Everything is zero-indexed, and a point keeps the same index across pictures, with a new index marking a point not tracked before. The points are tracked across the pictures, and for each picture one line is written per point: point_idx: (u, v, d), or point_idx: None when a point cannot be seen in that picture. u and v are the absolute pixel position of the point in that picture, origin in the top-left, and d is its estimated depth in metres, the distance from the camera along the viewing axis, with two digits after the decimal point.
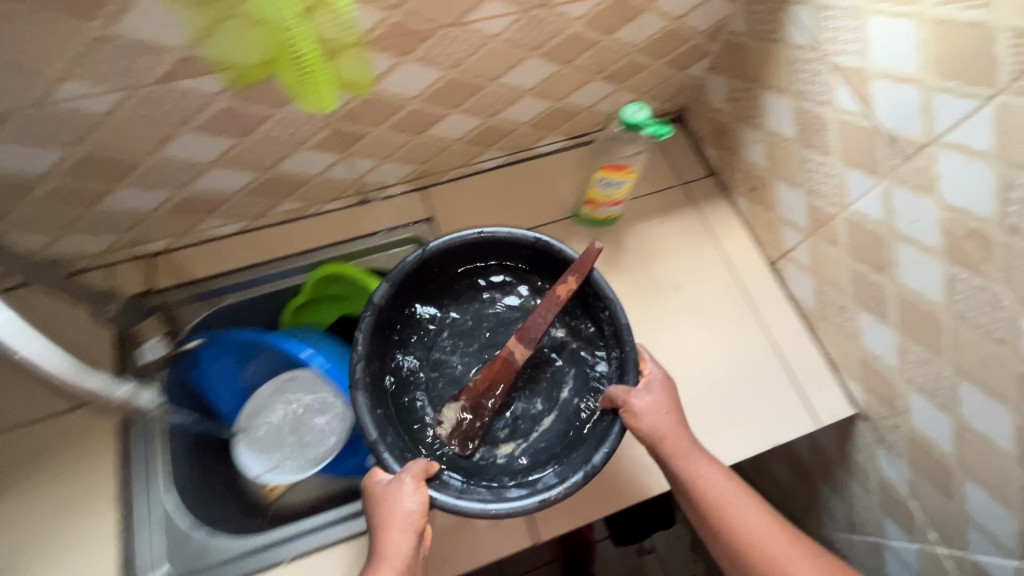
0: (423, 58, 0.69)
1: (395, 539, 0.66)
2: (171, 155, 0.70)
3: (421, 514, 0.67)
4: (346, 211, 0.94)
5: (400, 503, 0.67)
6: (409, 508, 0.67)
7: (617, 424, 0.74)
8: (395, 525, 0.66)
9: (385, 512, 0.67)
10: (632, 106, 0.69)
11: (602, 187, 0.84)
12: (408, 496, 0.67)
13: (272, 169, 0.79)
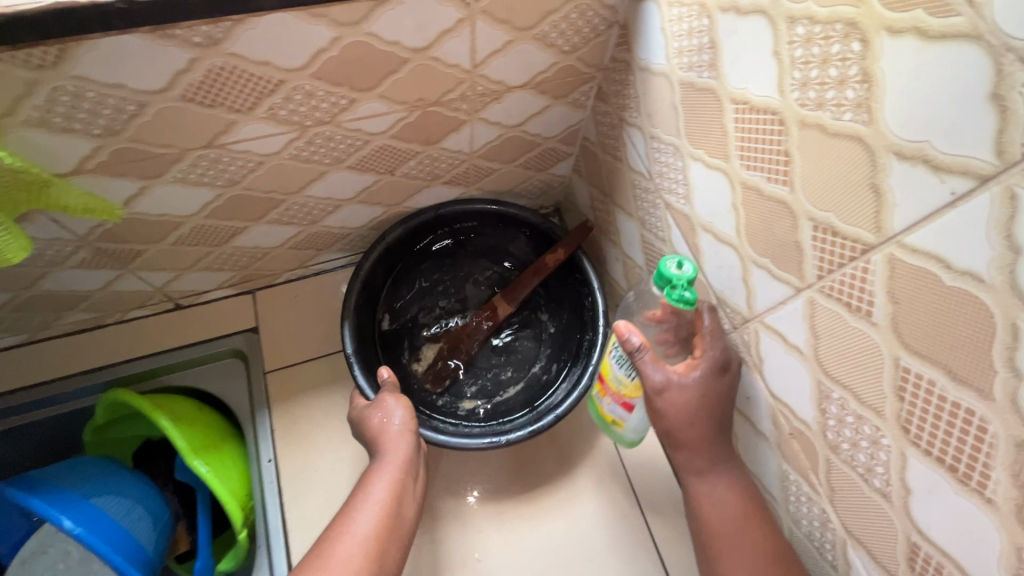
0: (180, 179, 0.58)
1: (395, 442, 0.61)
2: None
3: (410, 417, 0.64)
4: (157, 318, 0.81)
5: (391, 408, 0.64)
6: (399, 414, 0.63)
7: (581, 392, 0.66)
8: (391, 427, 0.62)
9: (377, 424, 0.63)
10: (674, 257, 0.51)
11: (615, 366, 0.58)
12: (394, 402, 0.64)
13: (29, 287, 0.67)
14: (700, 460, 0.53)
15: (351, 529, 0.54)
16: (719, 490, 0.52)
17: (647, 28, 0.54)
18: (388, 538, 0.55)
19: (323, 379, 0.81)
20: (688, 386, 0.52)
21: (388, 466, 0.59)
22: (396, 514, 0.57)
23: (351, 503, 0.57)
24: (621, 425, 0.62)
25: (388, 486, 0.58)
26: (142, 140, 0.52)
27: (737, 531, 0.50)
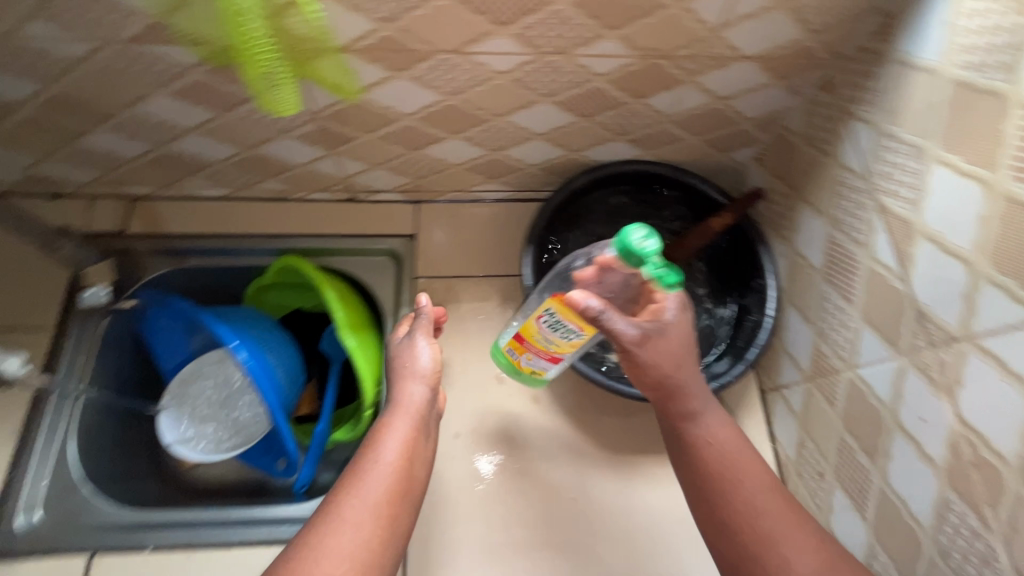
0: (417, 78, 0.63)
1: (411, 387, 0.66)
2: (149, 112, 0.68)
3: (437, 364, 0.69)
4: (333, 204, 0.90)
5: (416, 350, 0.68)
6: (425, 355, 0.68)
7: (739, 368, 0.71)
8: (409, 378, 0.67)
9: (402, 365, 0.67)
10: (644, 228, 0.52)
11: (546, 331, 0.63)
12: (422, 344, 0.69)
13: (254, 148, 0.76)
14: (696, 400, 0.59)
15: (369, 480, 0.57)
16: (718, 428, 0.59)
17: (924, 19, 0.51)
18: (404, 492, 0.58)
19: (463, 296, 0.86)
20: (676, 328, 0.59)
21: (405, 419, 0.63)
22: (410, 471, 0.60)
23: (367, 454, 0.60)
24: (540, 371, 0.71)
25: (404, 441, 0.61)
26: (408, 32, 0.56)
27: (738, 459, 0.57)
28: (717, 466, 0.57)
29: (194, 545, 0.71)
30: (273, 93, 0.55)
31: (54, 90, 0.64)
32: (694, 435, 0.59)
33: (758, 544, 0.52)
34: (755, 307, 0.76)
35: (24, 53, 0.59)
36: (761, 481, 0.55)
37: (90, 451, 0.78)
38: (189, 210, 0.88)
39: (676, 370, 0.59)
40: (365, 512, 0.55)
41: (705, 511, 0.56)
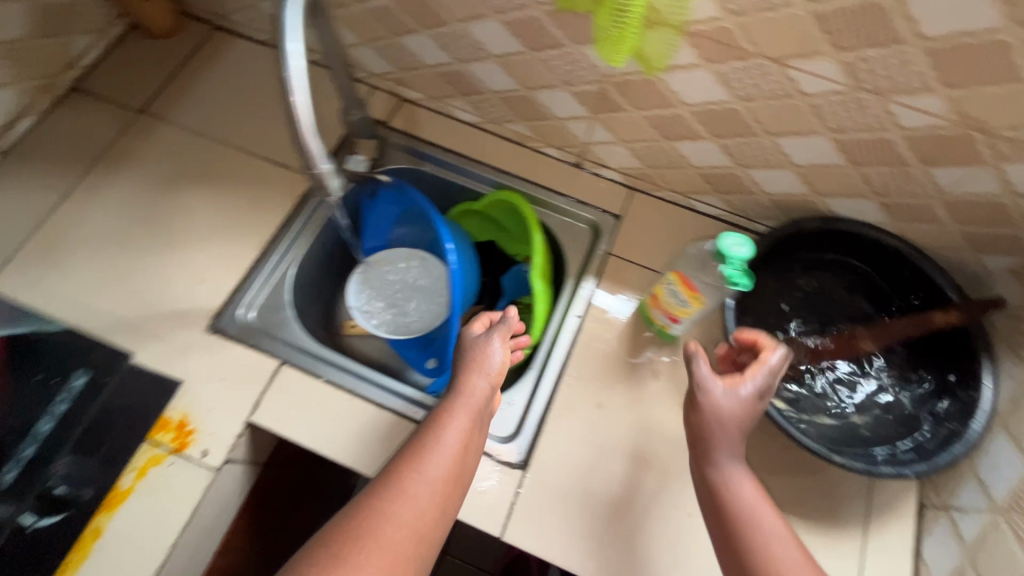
0: (722, 75, 0.67)
1: (476, 381, 0.71)
2: (471, 31, 0.78)
3: (502, 366, 0.74)
4: (558, 162, 0.96)
5: (490, 351, 0.74)
6: (497, 357, 0.74)
7: (924, 467, 0.66)
8: (478, 372, 0.71)
9: (474, 358, 0.73)
10: (733, 234, 0.60)
11: (668, 293, 0.75)
12: (496, 346, 0.74)
13: (530, 90, 0.84)
14: (724, 446, 0.63)
15: (428, 461, 0.61)
16: (740, 479, 0.62)
17: None
18: (456, 478, 0.62)
19: (645, 288, 0.88)
20: (738, 402, 0.64)
21: (468, 409, 0.68)
22: (464, 459, 0.64)
23: (428, 436, 0.64)
24: (669, 329, 0.81)
25: (464, 428, 0.66)
26: (746, 30, 0.61)
27: (757, 508, 0.59)
28: (739, 511, 0.59)
29: (348, 389, 0.80)
30: (604, 34, 0.62)
31: None
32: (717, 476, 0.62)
33: None
34: (957, 417, 0.70)
35: None
36: (779, 534, 0.58)
37: (297, 284, 0.91)
38: (442, 123, 0.98)
39: (721, 425, 0.63)
40: (424, 493, 0.59)
41: (723, 551, 0.59)
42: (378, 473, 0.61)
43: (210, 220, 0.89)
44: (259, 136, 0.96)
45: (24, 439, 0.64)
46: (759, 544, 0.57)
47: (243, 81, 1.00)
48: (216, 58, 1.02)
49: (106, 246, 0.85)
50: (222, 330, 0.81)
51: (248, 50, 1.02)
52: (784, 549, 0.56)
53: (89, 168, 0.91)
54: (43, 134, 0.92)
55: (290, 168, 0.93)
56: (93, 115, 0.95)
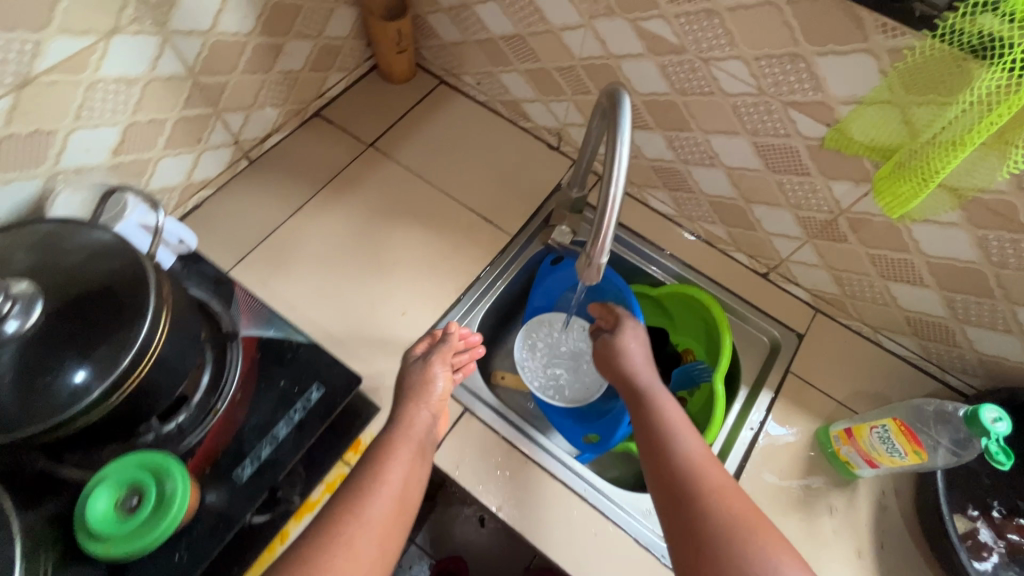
0: (983, 239, 0.68)
1: (419, 411, 0.73)
2: (712, 143, 0.83)
3: (444, 392, 0.77)
4: (744, 269, 0.98)
5: (432, 378, 0.76)
6: (438, 383, 0.77)
7: None
8: (418, 403, 0.74)
9: (416, 389, 0.76)
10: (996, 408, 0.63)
11: (875, 437, 0.74)
12: (438, 372, 0.77)
13: (748, 202, 0.87)
14: (640, 373, 0.81)
15: (371, 497, 0.62)
16: (669, 406, 0.75)
17: None
18: (400, 506, 0.64)
19: (822, 413, 0.87)
20: (636, 345, 0.84)
21: (411, 444, 0.69)
22: (410, 491, 0.66)
23: (371, 471, 0.65)
24: (857, 470, 0.79)
25: (407, 462, 0.67)
26: None
27: (676, 422, 0.73)
28: (683, 441, 0.70)
29: (524, 453, 0.83)
30: (887, 186, 0.64)
31: (671, 99, 0.82)
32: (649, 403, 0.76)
33: (669, 471, 0.67)
34: None
35: (693, 73, 0.76)
36: (683, 430, 0.72)
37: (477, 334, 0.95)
38: (637, 208, 1.02)
39: (636, 371, 0.81)
40: (366, 531, 0.60)
41: (650, 456, 0.70)
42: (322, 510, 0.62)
43: (415, 258, 0.95)
44: (467, 188, 1.03)
45: (261, 441, 0.67)
46: (669, 437, 0.71)
47: (461, 134, 1.09)
48: (440, 109, 1.11)
49: (327, 262, 0.93)
50: None
51: (469, 107, 1.11)
52: (695, 448, 0.69)
53: (320, 188, 1.00)
54: (286, 150, 1.03)
55: (493, 224, 1.00)
56: (330, 141, 1.05)
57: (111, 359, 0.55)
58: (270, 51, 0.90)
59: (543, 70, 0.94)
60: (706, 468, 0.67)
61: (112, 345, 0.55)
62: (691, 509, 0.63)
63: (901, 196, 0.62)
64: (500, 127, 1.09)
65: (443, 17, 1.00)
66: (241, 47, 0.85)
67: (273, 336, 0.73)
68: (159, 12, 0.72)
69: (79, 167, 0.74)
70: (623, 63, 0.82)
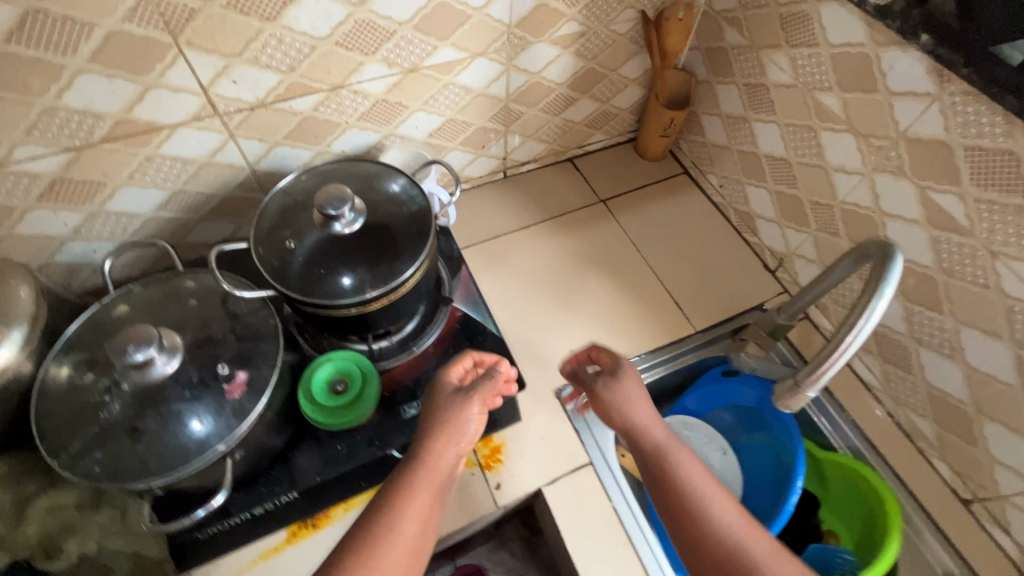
0: None
1: (447, 452, 0.64)
2: (963, 335, 0.76)
3: (477, 433, 0.67)
4: (940, 481, 0.85)
5: (467, 418, 0.66)
6: (471, 423, 0.66)
7: None
8: (450, 439, 0.64)
9: (448, 422, 0.65)
10: None
11: None
12: (474, 410, 0.67)
13: (981, 414, 0.77)
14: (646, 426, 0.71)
15: (385, 550, 0.54)
16: (685, 462, 0.67)
17: None
18: (416, 555, 0.56)
19: None
20: (632, 389, 0.74)
21: (432, 487, 0.60)
22: (424, 540, 0.58)
23: (387, 519, 0.56)
24: None
25: (425, 509, 0.59)
26: None
27: (695, 479, 0.65)
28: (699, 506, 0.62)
29: (627, 536, 0.79)
30: None
31: (931, 274, 0.78)
32: (664, 464, 0.67)
33: (696, 528, 0.61)
34: None
35: (972, 260, 0.72)
36: (707, 493, 0.63)
37: None
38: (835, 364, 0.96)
39: (640, 419, 0.71)
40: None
41: (674, 521, 0.63)
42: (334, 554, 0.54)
43: (601, 309, 1.01)
44: (670, 271, 1.08)
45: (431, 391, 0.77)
46: (688, 499, 0.63)
47: (684, 223, 1.15)
48: (675, 194, 1.19)
49: (527, 280, 1.04)
50: (562, 397, 0.89)
51: (702, 204, 1.17)
52: (721, 508, 0.62)
53: (547, 218, 1.13)
54: (534, 177, 1.19)
55: (682, 311, 1.02)
56: (571, 185, 1.18)
57: (372, 282, 0.70)
58: (566, 101, 1.07)
59: (796, 198, 0.96)
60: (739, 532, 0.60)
61: (379, 274, 0.71)
62: None
63: None
64: (723, 231, 1.13)
65: (717, 122, 1.09)
66: (549, 92, 1.03)
67: (475, 317, 0.85)
68: (514, 50, 0.91)
69: (406, 136, 0.95)
70: (890, 223, 0.81)
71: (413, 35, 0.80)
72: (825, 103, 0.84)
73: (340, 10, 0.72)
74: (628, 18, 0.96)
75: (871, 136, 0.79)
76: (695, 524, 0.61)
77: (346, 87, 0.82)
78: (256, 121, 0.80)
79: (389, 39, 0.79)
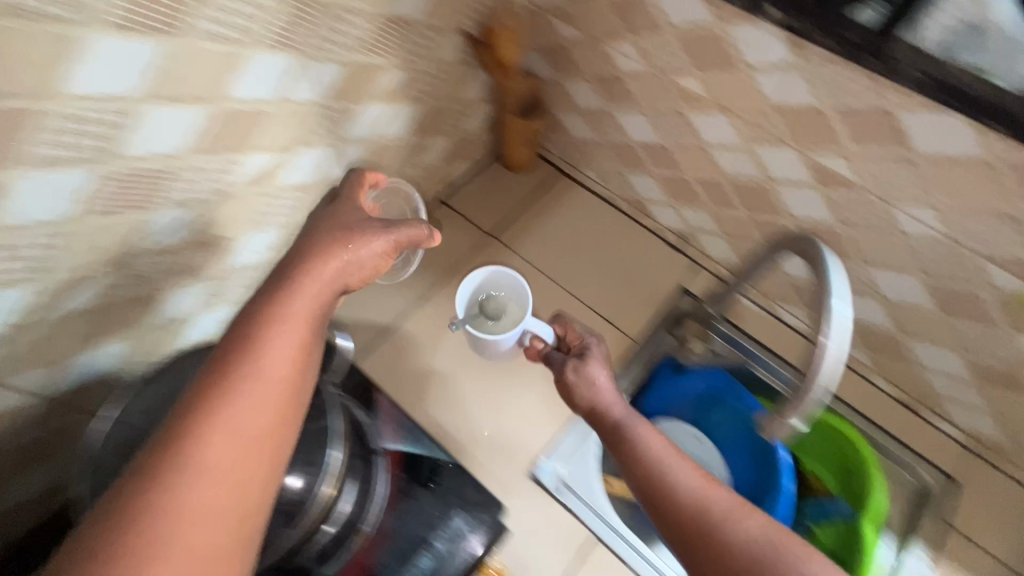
0: None
1: (327, 262, 0.50)
2: (875, 275, 0.79)
3: (373, 252, 0.54)
4: (887, 397, 0.91)
5: (360, 236, 0.53)
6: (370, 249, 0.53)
7: None
8: (337, 241, 0.52)
9: (334, 233, 0.53)
10: None
11: None
12: (376, 238, 0.54)
13: (906, 335, 0.82)
14: (609, 404, 0.65)
15: (232, 401, 0.40)
16: (648, 433, 0.60)
17: None
18: (288, 407, 0.42)
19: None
20: (597, 365, 0.69)
21: (300, 318, 0.45)
22: (291, 391, 0.43)
23: (231, 363, 0.42)
24: None
25: (298, 337, 0.44)
26: None
27: (663, 451, 0.58)
28: (663, 476, 0.55)
29: None
30: None
31: (832, 228, 0.79)
32: (631, 443, 0.60)
33: (673, 499, 0.53)
34: None
35: (866, 209, 0.73)
36: (677, 465, 0.56)
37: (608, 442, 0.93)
38: (765, 320, 0.98)
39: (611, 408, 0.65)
40: (209, 503, 0.37)
41: (650, 503, 0.54)
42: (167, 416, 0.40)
43: None
44: (587, 286, 1.02)
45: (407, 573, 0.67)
46: (656, 466, 0.56)
47: (579, 228, 1.08)
48: (560, 201, 1.11)
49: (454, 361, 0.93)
50: (540, 479, 0.82)
51: (589, 200, 1.11)
52: (691, 471, 0.55)
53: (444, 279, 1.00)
54: None
55: (615, 327, 0.99)
56: (455, 230, 1.06)
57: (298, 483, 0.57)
58: (414, 149, 0.92)
59: (683, 179, 0.93)
60: (707, 500, 0.52)
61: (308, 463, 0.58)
62: (714, 539, 0.49)
63: None
64: (620, 222, 1.09)
65: (578, 117, 1.01)
66: (393, 148, 0.87)
67: (418, 452, 0.74)
68: (337, 125, 0.74)
69: (244, 266, 0.76)
70: (784, 189, 0.80)
71: (200, 160, 0.60)
72: (686, 85, 0.80)
73: (82, 177, 0.51)
74: (450, 42, 0.82)
75: (739, 111, 0.77)
76: (671, 501, 0.53)
77: (137, 254, 0.61)
78: (23, 348, 0.57)
79: (172, 179, 0.59)
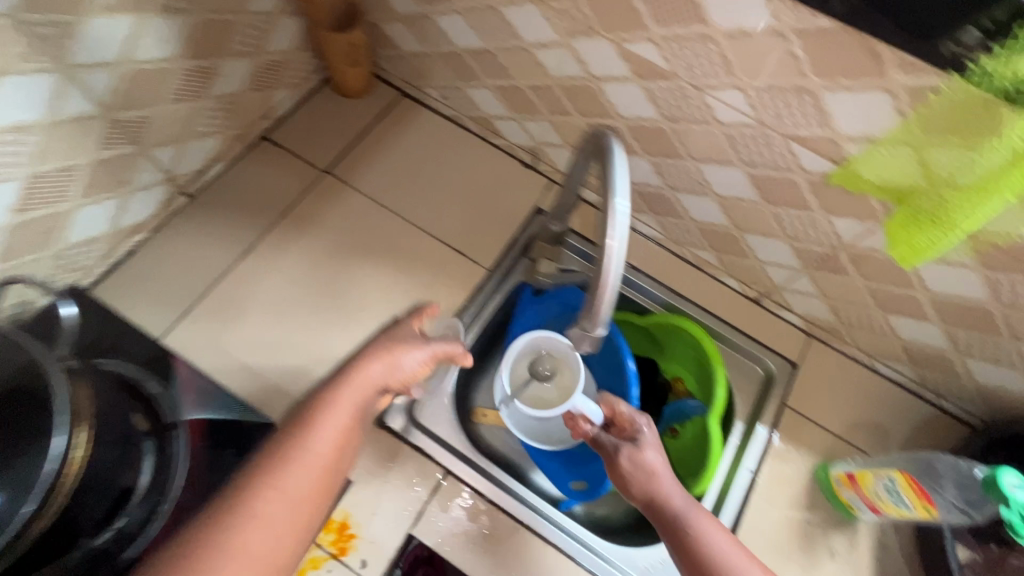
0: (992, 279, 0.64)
1: (371, 370, 0.57)
2: (704, 171, 0.76)
3: (412, 370, 0.61)
4: (736, 295, 0.92)
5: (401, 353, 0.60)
6: (408, 363, 0.60)
7: None
8: (376, 356, 0.59)
9: (377, 357, 0.59)
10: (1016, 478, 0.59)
11: (884, 491, 0.71)
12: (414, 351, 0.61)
13: (741, 230, 0.81)
14: (672, 496, 0.63)
15: (266, 500, 0.48)
16: (708, 527, 0.61)
17: None
18: (317, 499, 0.51)
19: (818, 449, 0.84)
20: (649, 450, 0.66)
21: (347, 412, 0.55)
22: (326, 485, 0.52)
23: (275, 465, 0.50)
24: (859, 512, 0.77)
25: (342, 426, 0.54)
26: None
27: (713, 534, 0.61)
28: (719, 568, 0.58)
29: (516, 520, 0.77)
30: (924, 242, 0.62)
31: (658, 124, 0.74)
32: (685, 530, 0.61)
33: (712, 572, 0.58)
34: None
35: (683, 98, 0.69)
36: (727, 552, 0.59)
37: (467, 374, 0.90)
38: None
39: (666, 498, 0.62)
40: None
41: (682, 557, 0.60)
42: (223, 499, 0.48)
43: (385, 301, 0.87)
44: (436, 217, 0.95)
45: None
46: (691, 532, 0.61)
47: (425, 155, 0.99)
48: (402, 127, 1.01)
49: (287, 314, 0.84)
50: (389, 424, 0.79)
51: (434, 124, 1.02)
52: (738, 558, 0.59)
53: (272, 227, 0.89)
54: (231, 182, 0.92)
55: (468, 257, 0.92)
56: (279, 169, 0.94)
57: None
58: (202, 76, 0.79)
59: (516, 88, 0.85)
60: None
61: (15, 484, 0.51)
62: None
63: (918, 245, 0.63)
64: (469, 145, 1.00)
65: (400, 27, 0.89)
66: (165, 75, 0.74)
67: (227, 418, 0.73)
68: (57, 45, 0.60)
69: None
70: (607, 85, 0.74)
71: None
72: None
73: None
74: None
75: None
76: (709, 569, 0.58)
77: None
78: None
79: None
